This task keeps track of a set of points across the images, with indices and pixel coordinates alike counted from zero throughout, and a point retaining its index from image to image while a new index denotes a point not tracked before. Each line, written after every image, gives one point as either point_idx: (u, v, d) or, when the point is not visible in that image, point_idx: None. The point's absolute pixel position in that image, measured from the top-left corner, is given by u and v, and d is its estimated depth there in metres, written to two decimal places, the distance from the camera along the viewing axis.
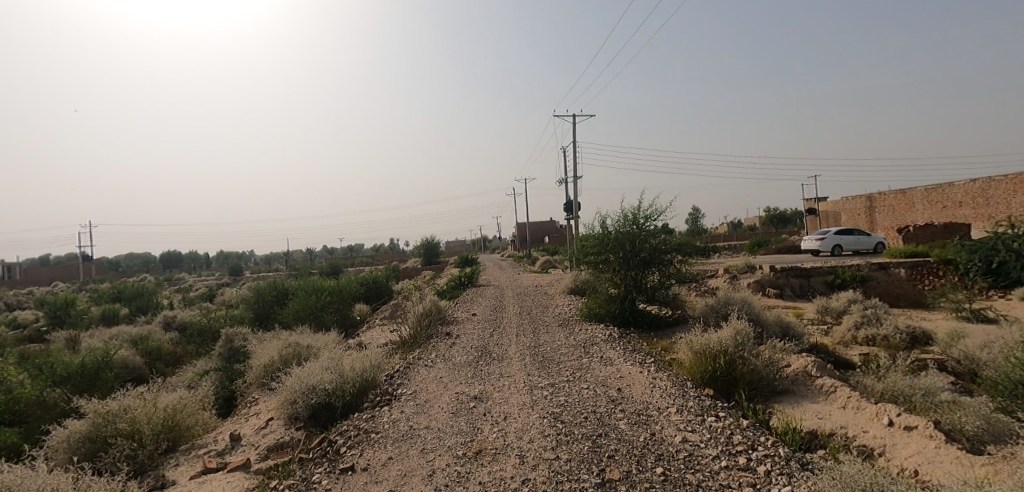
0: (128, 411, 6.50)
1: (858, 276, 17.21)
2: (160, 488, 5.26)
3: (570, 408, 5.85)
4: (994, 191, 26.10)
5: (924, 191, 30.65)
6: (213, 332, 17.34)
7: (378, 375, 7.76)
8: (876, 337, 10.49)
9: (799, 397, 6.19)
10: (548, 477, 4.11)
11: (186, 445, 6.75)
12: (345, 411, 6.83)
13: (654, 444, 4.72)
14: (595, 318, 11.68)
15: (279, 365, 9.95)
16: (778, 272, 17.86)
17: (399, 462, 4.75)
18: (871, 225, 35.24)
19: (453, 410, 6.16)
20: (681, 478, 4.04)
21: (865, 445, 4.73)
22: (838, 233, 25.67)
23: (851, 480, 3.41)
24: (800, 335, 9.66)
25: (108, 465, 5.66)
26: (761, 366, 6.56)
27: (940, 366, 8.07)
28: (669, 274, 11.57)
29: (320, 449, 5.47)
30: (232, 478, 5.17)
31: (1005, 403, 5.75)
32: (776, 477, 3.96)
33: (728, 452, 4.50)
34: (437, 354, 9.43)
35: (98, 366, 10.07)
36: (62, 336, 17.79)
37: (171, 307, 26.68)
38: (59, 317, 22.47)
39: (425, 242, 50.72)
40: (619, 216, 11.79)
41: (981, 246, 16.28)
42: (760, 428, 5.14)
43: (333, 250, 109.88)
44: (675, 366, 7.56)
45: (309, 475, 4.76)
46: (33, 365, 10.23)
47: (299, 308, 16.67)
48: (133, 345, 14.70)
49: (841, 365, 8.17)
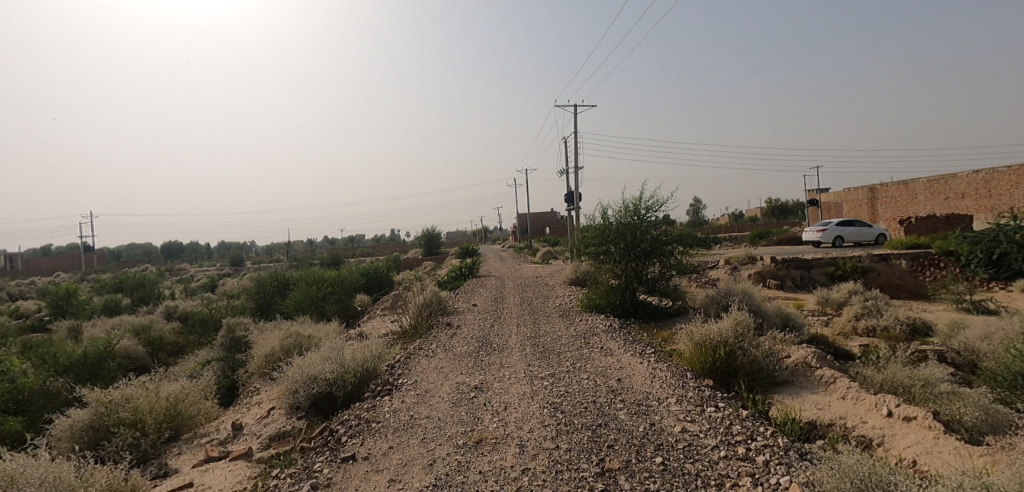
0: (130, 401, 6.54)
1: (859, 267, 17.19)
2: (164, 476, 5.31)
3: (570, 398, 5.87)
4: (997, 182, 25.93)
5: (927, 182, 30.48)
6: (215, 322, 17.42)
7: (379, 364, 7.78)
8: (876, 328, 10.49)
9: (799, 388, 6.21)
10: (548, 466, 4.14)
11: (189, 434, 6.79)
12: (346, 401, 6.88)
13: (654, 434, 4.74)
14: (595, 309, 11.70)
15: (281, 355, 9.99)
16: (779, 263, 17.84)
17: (400, 451, 4.78)
18: (873, 216, 35.11)
19: (454, 400, 6.19)
20: (681, 467, 4.06)
21: (864, 435, 4.76)
22: (839, 225, 25.62)
23: (850, 470, 3.41)
24: (800, 326, 9.67)
25: (110, 454, 5.70)
26: (761, 357, 6.58)
27: (940, 357, 8.07)
28: (670, 265, 11.54)
29: (321, 439, 5.50)
30: (234, 466, 5.21)
31: (1004, 395, 5.76)
32: (775, 467, 3.98)
33: (728, 442, 4.52)
34: (437, 344, 9.45)
35: (100, 355, 10.11)
36: (64, 325, 17.90)
37: (173, 297, 26.77)
38: (61, 306, 22.54)
39: (425, 233, 50.69)
40: (620, 207, 11.72)
41: (984, 237, 16.15)
42: (759, 418, 5.15)
43: (334, 241, 109.93)
44: (675, 357, 7.58)
45: (310, 464, 4.81)
46: (35, 355, 10.26)
47: (300, 299, 16.69)
48: (135, 335, 14.77)
49: (841, 356, 8.18)
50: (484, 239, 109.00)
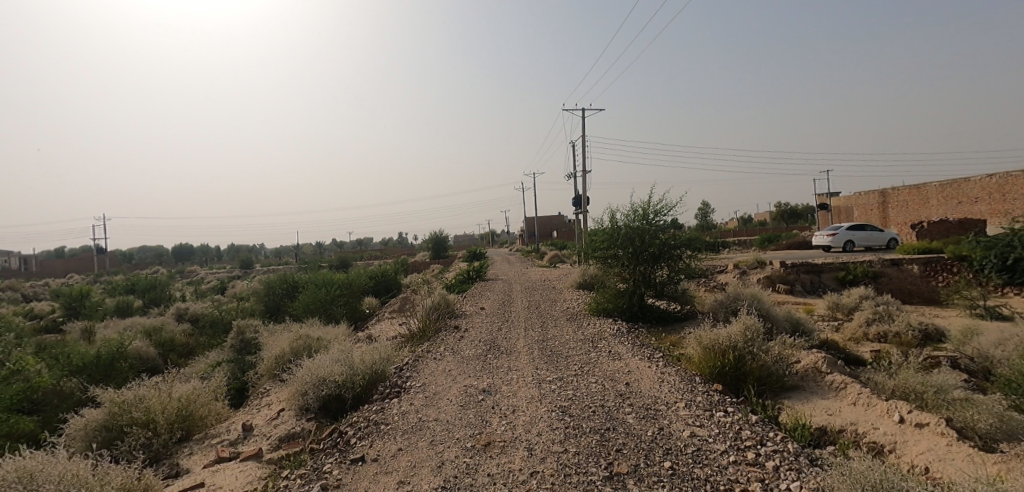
0: (143, 401, 6.64)
1: (870, 272, 17.04)
2: (175, 476, 5.38)
3: (577, 401, 5.88)
4: (1011, 187, 25.51)
5: (938, 187, 30.15)
6: (225, 324, 17.59)
7: (387, 367, 7.84)
8: (888, 333, 10.37)
9: (809, 393, 6.18)
10: (556, 470, 4.15)
11: (200, 435, 6.86)
12: (355, 403, 6.94)
13: (662, 438, 4.74)
14: (603, 312, 11.70)
15: (291, 356, 10.07)
16: (789, 267, 17.70)
17: (409, 453, 4.81)
18: (885, 220, 34.80)
19: (462, 402, 6.21)
20: (689, 472, 4.05)
21: (876, 441, 4.72)
22: (850, 229, 25.37)
23: (861, 477, 3.39)
24: (811, 330, 9.58)
25: (124, 453, 5.82)
26: (771, 362, 6.53)
27: (953, 363, 7.96)
28: (678, 269, 11.49)
29: (331, 440, 5.55)
30: (245, 467, 5.28)
31: (1020, 402, 5.67)
32: (785, 473, 3.96)
33: (737, 447, 4.50)
34: (446, 347, 9.50)
35: (112, 356, 10.23)
36: (77, 326, 18.18)
37: (183, 300, 27.12)
38: (74, 307, 22.87)
39: (433, 235, 50.97)
40: (629, 210, 11.68)
41: (997, 242, 15.82)
42: (768, 424, 5.12)
43: (343, 245, 110.86)
44: (683, 362, 7.53)
45: (320, 465, 4.85)
46: (49, 355, 10.45)
47: (309, 301, 16.90)
48: (147, 336, 15.00)
49: (851, 361, 8.11)
50: (491, 242, 109.28)
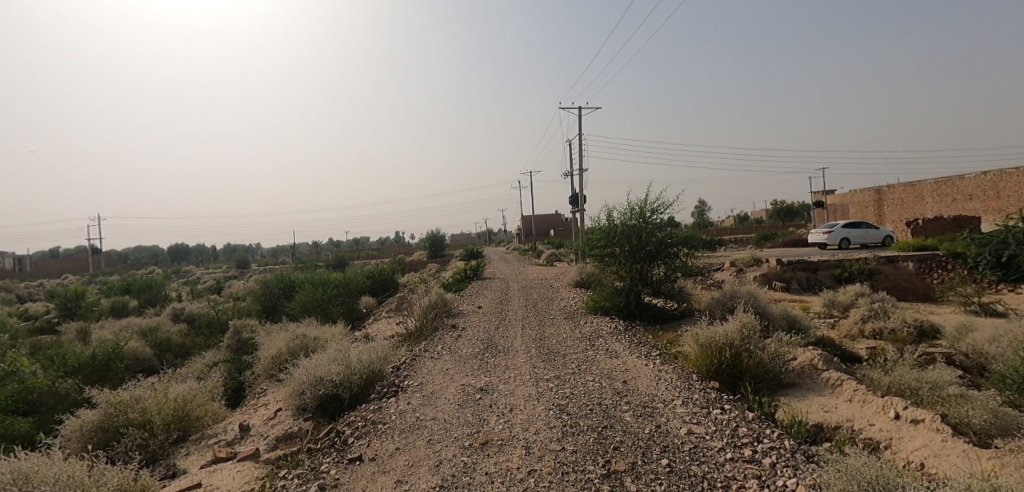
0: (140, 401, 6.62)
1: (866, 269, 17.12)
2: (172, 477, 5.36)
3: (575, 400, 5.89)
4: (1006, 184, 25.66)
5: (934, 184, 30.29)
6: (221, 324, 17.52)
7: (385, 367, 7.83)
8: (883, 330, 10.42)
9: (805, 390, 6.21)
10: (554, 468, 4.16)
11: (197, 435, 6.84)
12: (352, 402, 6.93)
13: (659, 436, 4.75)
14: (600, 311, 11.72)
15: (288, 356, 10.04)
16: (785, 265, 17.77)
17: (406, 452, 4.81)
18: (880, 218, 34.96)
19: (459, 401, 6.21)
20: (686, 469, 4.07)
21: (871, 438, 4.74)
22: (845, 226, 25.48)
23: (856, 473, 3.41)
24: (807, 328, 9.62)
25: (120, 454, 5.80)
26: (767, 359, 6.55)
27: (948, 360, 8.01)
28: (675, 267, 11.51)
29: (328, 440, 5.54)
30: (241, 467, 5.26)
31: (1014, 397, 5.71)
32: (781, 470, 3.98)
33: (733, 444, 4.51)
34: (443, 346, 9.49)
35: (108, 357, 10.18)
36: (73, 327, 18.08)
37: (179, 300, 26.95)
38: (69, 308, 22.71)
39: (430, 234, 50.85)
40: (626, 209, 11.70)
41: (992, 239, 15.92)
42: (764, 421, 5.14)
43: (340, 244, 110.59)
44: (680, 359, 7.54)
45: (318, 465, 4.84)
46: (44, 355, 10.39)
47: (306, 301, 16.85)
48: (143, 337, 14.92)
49: (847, 358, 8.15)
50: (488, 241, 109.25)
